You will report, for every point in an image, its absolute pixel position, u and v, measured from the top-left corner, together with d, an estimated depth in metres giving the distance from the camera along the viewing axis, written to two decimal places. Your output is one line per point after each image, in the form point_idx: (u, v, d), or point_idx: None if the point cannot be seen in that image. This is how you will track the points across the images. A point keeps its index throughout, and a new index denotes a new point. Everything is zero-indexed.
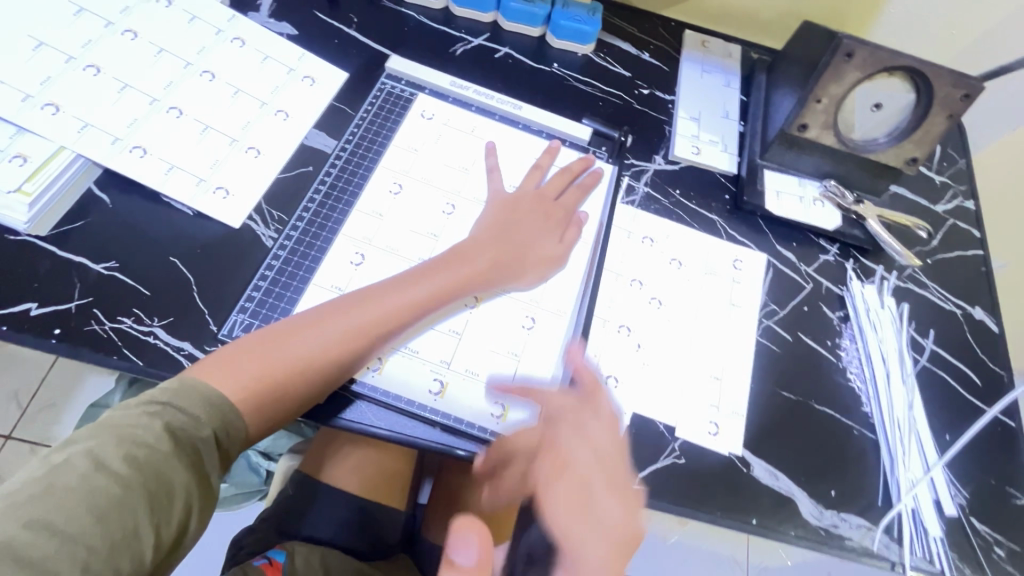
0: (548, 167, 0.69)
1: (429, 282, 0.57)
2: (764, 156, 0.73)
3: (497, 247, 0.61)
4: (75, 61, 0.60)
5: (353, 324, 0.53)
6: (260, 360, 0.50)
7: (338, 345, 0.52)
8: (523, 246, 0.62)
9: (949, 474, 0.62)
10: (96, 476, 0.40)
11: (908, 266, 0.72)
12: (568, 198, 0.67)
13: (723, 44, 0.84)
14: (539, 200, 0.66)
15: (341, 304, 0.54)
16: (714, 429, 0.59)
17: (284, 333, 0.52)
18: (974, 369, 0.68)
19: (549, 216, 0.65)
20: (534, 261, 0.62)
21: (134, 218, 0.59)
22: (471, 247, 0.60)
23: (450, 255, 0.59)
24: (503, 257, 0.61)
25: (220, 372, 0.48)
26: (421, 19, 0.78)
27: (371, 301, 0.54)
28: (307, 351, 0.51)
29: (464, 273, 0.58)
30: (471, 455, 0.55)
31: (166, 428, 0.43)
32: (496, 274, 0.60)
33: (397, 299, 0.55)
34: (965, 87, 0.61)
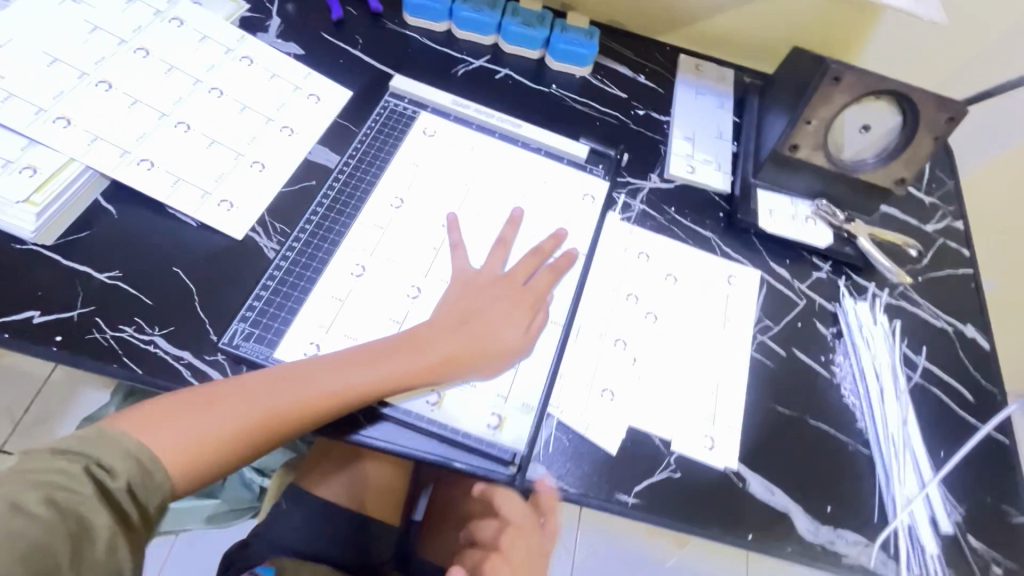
0: (513, 241, 0.65)
1: (383, 364, 0.54)
2: (757, 175, 0.74)
3: (458, 333, 0.57)
4: (88, 77, 0.62)
5: (294, 398, 0.51)
6: (194, 422, 0.48)
7: (273, 416, 0.50)
8: (484, 334, 0.58)
9: (945, 491, 0.62)
10: (13, 518, 0.39)
11: (899, 284, 0.73)
12: (540, 280, 0.63)
13: (716, 67, 0.86)
14: (506, 283, 0.62)
15: (289, 372, 0.52)
16: (710, 443, 0.60)
17: (223, 397, 0.50)
18: (967, 386, 0.69)
19: (517, 300, 0.61)
20: (499, 350, 0.58)
21: (139, 229, 0.61)
22: (434, 331, 0.57)
23: (412, 335, 0.56)
24: (465, 345, 0.57)
25: (151, 428, 0.47)
26: (424, 41, 0.80)
27: (318, 378, 0.52)
28: (239, 419, 0.49)
29: (422, 357, 0.55)
30: (468, 468, 0.55)
31: (84, 473, 0.42)
32: (458, 362, 0.56)
33: (348, 380, 0.52)
34: (949, 111, 0.63)
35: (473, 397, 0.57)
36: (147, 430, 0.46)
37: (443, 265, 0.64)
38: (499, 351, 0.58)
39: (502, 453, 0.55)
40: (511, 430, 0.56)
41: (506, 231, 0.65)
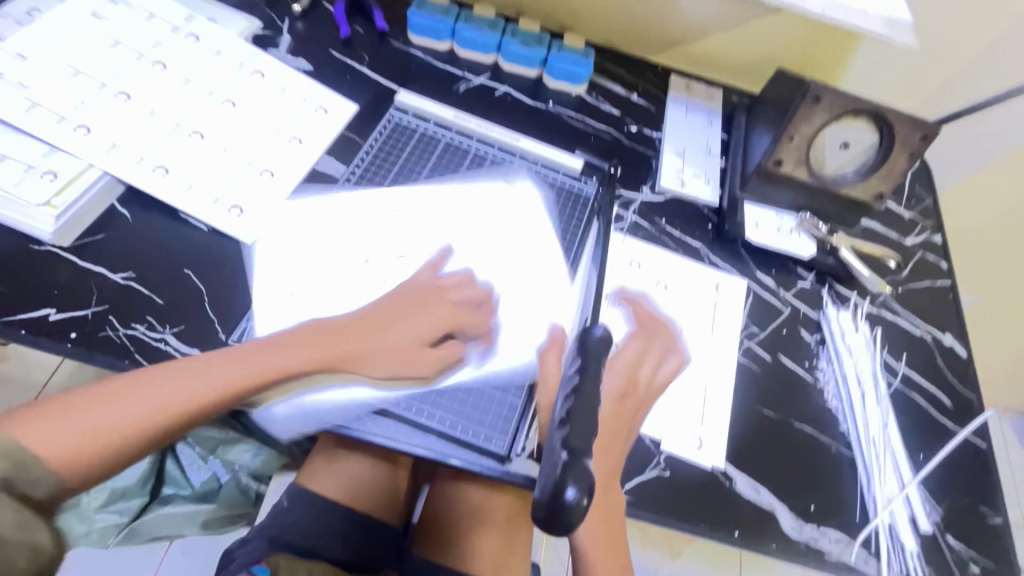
0: (449, 254, 0.67)
1: (285, 355, 0.54)
2: (744, 189, 0.78)
3: (374, 327, 0.58)
4: (107, 88, 0.65)
5: (194, 390, 0.51)
6: (73, 420, 0.47)
7: (179, 407, 0.50)
8: (398, 334, 0.58)
9: (924, 492, 0.64)
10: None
11: (880, 294, 0.77)
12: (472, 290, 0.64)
13: (705, 87, 0.90)
14: (436, 290, 0.62)
15: (186, 366, 0.52)
16: (698, 443, 0.62)
17: (127, 390, 0.49)
18: (946, 392, 0.71)
19: (438, 306, 0.61)
20: (410, 348, 0.58)
21: (152, 232, 0.63)
22: (340, 326, 0.58)
23: (326, 327, 0.57)
24: (372, 342, 0.58)
25: (29, 426, 0.46)
26: (427, 58, 0.84)
27: (208, 370, 0.52)
28: (128, 414, 0.48)
29: (343, 350, 0.56)
30: (463, 463, 0.57)
31: None
32: (355, 357, 0.57)
33: (246, 369, 0.53)
34: (922, 130, 0.67)
35: (472, 396, 0.60)
36: (29, 427, 0.45)
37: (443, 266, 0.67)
38: (418, 356, 0.58)
39: (498, 447, 0.58)
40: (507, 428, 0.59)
41: (443, 247, 0.67)
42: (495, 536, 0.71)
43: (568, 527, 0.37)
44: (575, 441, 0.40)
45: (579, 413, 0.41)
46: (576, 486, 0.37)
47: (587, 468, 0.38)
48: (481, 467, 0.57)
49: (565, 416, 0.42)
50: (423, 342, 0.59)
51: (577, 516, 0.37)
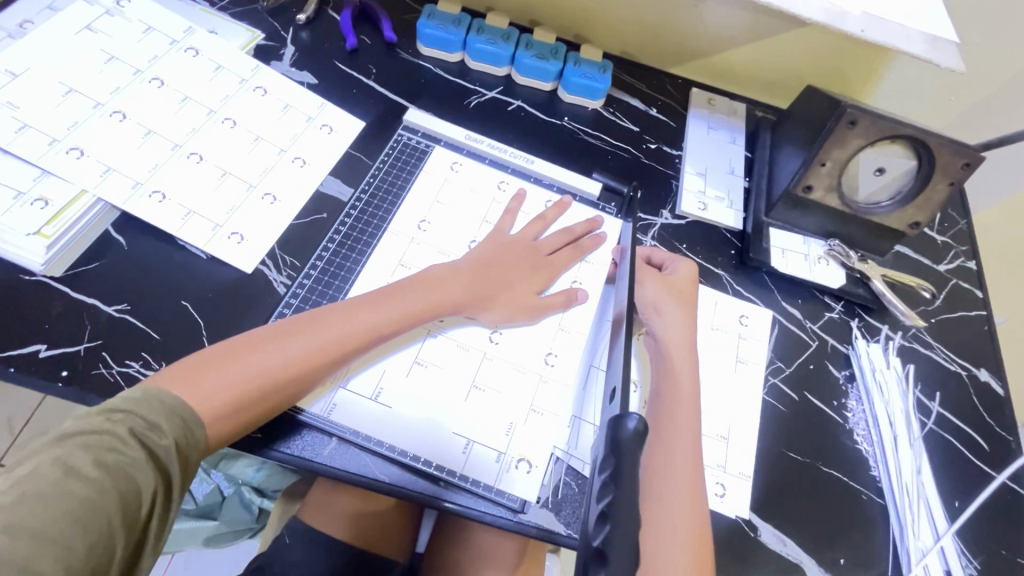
0: (552, 220, 0.70)
1: (403, 300, 0.57)
2: (769, 214, 0.74)
3: (479, 276, 0.62)
4: (102, 107, 0.62)
5: (332, 335, 0.53)
6: (223, 372, 0.48)
7: (329, 347, 0.52)
8: (501, 283, 0.63)
9: (960, 543, 0.60)
10: (69, 483, 0.40)
11: (913, 326, 0.73)
12: (561, 256, 0.67)
13: (729, 102, 0.86)
14: (529, 249, 0.66)
15: (311, 318, 0.53)
16: (721, 491, 0.59)
17: (262, 342, 0.51)
18: (982, 434, 0.68)
19: (536, 265, 0.66)
20: (520, 302, 0.63)
21: (149, 261, 0.60)
22: (447, 272, 0.61)
23: (433, 273, 0.60)
24: (479, 288, 0.61)
25: (186, 382, 0.47)
26: (437, 71, 0.80)
27: (344, 316, 0.54)
28: (275, 363, 0.50)
29: (459, 296, 0.60)
30: (473, 514, 0.54)
31: (130, 434, 0.43)
32: (466, 303, 0.60)
33: (376, 314, 0.55)
34: (965, 156, 0.62)
35: (484, 441, 0.57)
36: (182, 385, 0.47)
37: None
38: (523, 303, 0.63)
39: (511, 500, 0.54)
40: (521, 477, 0.55)
41: (543, 217, 0.69)
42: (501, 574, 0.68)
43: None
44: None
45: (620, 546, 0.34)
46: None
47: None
48: (491, 518, 0.54)
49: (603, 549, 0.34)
50: (528, 296, 0.63)
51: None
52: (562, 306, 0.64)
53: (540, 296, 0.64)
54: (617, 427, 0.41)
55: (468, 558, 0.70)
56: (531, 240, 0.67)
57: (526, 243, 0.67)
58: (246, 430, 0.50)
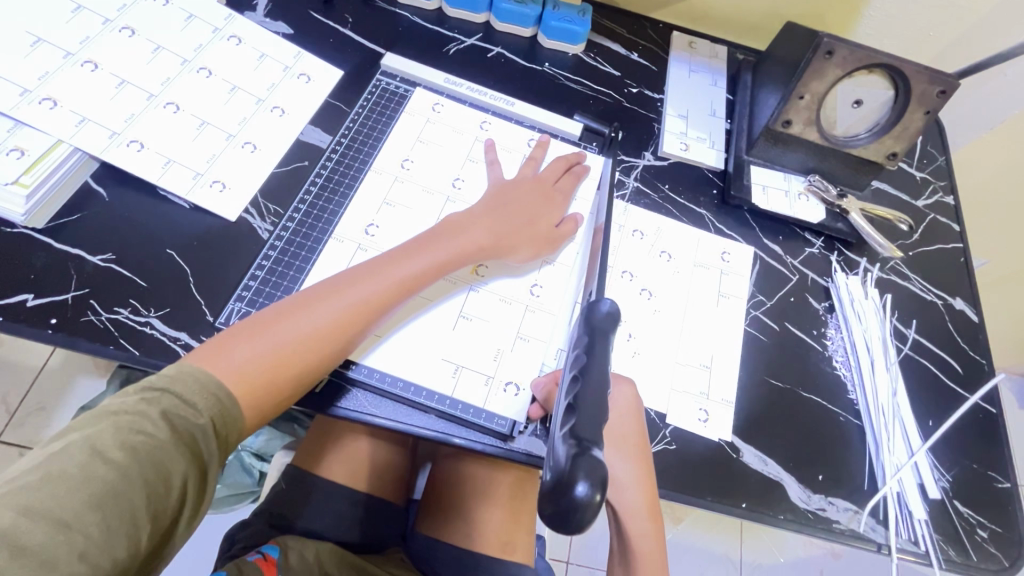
0: (541, 159, 0.70)
1: (422, 255, 0.56)
2: (750, 152, 0.75)
3: (498, 220, 0.61)
4: (73, 57, 0.61)
5: (357, 300, 0.52)
6: (255, 345, 0.49)
7: (357, 311, 0.52)
8: (521, 221, 0.62)
9: (933, 459, 0.63)
10: (95, 465, 0.39)
11: (891, 258, 0.74)
12: (565, 184, 0.68)
13: (709, 44, 0.86)
14: (535, 186, 0.66)
15: (334, 284, 0.53)
16: (704, 416, 0.61)
17: (289, 313, 0.51)
18: (956, 358, 0.70)
19: (544, 198, 0.65)
20: (535, 241, 0.63)
21: (131, 211, 0.60)
22: (462, 223, 0.60)
23: (450, 225, 0.59)
24: (500, 231, 0.61)
25: (219, 358, 0.47)
26: (414, 19, 0.79)
27: (366, 279, 0.54)
28: (304, 332, 0.50)
29: (478, 247, 0.59)
30: (465, 442, 0.56)
31: (164, 416, 0.42)
32: (487, 249, 0.60)
33: (398, 271, 0.55)
34: (940, 83, 0.63)
35: (474, 370, 0.58)
36: (215, 362, 0.47)
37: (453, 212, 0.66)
38: (543, 234, 0.63)
39: (500, 426, 0.56)
40: (508, 406, 0.57)
41: (532, 157, 0.69)
42: (496, 508, 0.71)
43: (579, 523, 0.36)
44: (583, 432, 0.40)
45: (586, 400, 0.42)
46: (588, 480, 0.37)
47: (600, 460, 0.38)
48: (481, 445, 0.56)
49: (572, 402, 0.42)
50: (542, 232, 0.64)
51: (591, 512, 0.36)
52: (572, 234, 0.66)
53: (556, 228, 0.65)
54: (592, 310, 0.50)
55: (463, 499, 0.72)
56: (533, 177, 0.67)
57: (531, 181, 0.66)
58: (289, 400, 0.51)
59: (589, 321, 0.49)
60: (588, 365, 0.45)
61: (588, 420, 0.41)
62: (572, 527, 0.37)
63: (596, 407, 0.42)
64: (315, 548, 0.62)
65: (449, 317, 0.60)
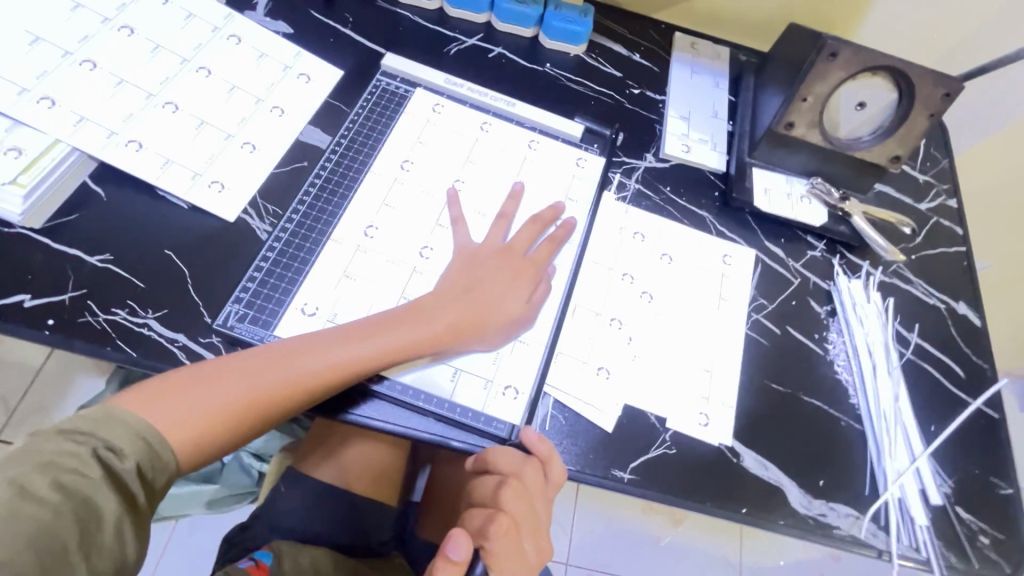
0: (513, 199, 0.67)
1: (386, 336, 0.54)
2: (752, 154, 0.74)
3: (466, 302, 0.58)
4: (72, 56, 0.61)
5: (306, 370, 0.51)
6: (192, 398, 0.48)
7: (303, 381, 0.51)
8: (490, 303, 0.58)
9: (935, 464, 0.63)
10: (22, 505, 0.39)
11: (893, 262, 0.74)
12: (542, 252, 0.63)
13: (712, 45, 0.85)
14: (507, 255, 0.62)
15: (291, 347, 0.52)
16: (704, 420, 0.60)
17: (240, 369, 0.50)
18: (959, 362, 0.69)
19: (518, 264, 0.62)
20: (505, 324, 0.59)
21: (130, 211, 0.60)
22: (430, 302, 0.57)
23: (421, 305, 0.57)
24: (470, 316, 0.57)
25: (155, 403, 0.47)
26: (415, 19, 0.79)
27: (321, 349, 0.52)
28: (244, 392, 0.50)
29: (445, 330, 0.56)
30: (465, 447, 0.55)
31: (91, 455, 0.42)
32: (452, 339, 0.56)
33: (353, 351, 0.53)
34: (945, 86, 0.63)
35: (473, 370, 0.58)
36: (148, 406, 0.47)
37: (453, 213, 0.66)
38: (512, 319, 0.59)
39: (500, 430, 0.56)
40: (507, 408, 0.57)
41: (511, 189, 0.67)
42: None
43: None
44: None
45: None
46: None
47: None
48: (479, 448, 0.56)
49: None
50: (515, 315, 0.59)
51: None
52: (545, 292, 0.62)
53: (527, 306, 0.60)
54: None
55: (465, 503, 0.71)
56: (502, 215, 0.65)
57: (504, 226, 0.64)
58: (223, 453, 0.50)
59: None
60: None
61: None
62: None
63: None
64: (313, 557, 0.62)
65: None
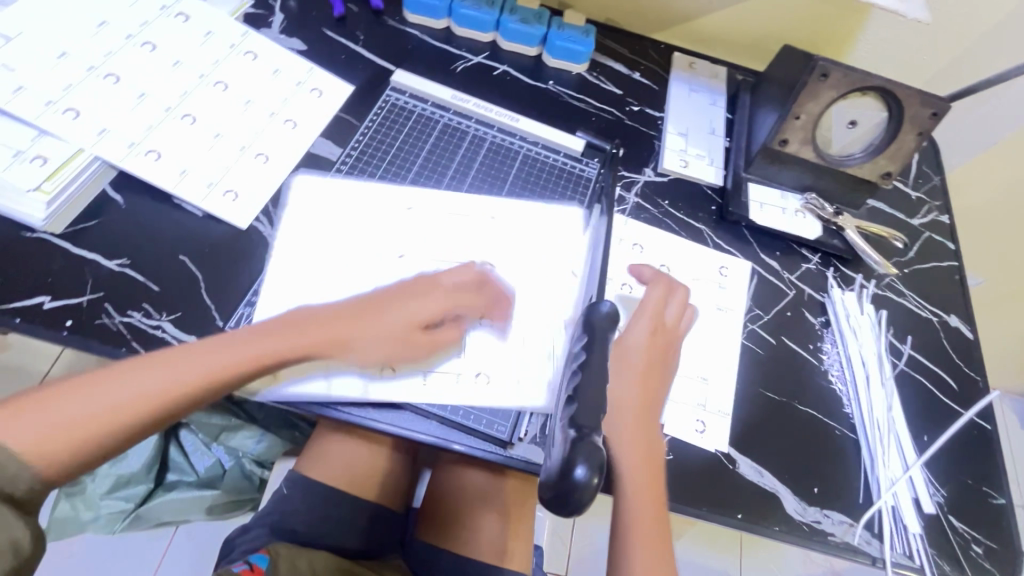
0: (462, 237, 0.65)
1: (260, 344, 0.52)
2: (748, 169, 0.77)
3: (355, 317, 0.56)
4: (96, 70, 0.64)
5: (192, 372, 0.48)
6: (50, 413, 0.44)
7: (183, 388, 0.48)
8: (387, 316, 0.57)
9: (928, 474, 0.64)
10: None
11: (886, 275, 0.76)
12: (466, 288, 0.60)
13: (710, 65, 0.88)
14: (422, 278, 0.60)
15: (165, 352, 0.49)
16: (701, 427, 0.62)
17: (107, 378, 0.46)
18: (951, 374, 0.71)
19: (423, 288, 0.59)
20: (423, 333, 0.58)
21: (147, 217, 0.62)
22: (323, 313, 0.56)
23: (303, 313, 0.56)
24: (356, 326, 0.56)
25: (13, 420, 0.42)
26: (423, 38, 0.82)
27: (203, 354, 0.49)
28: (128, 401, 0.46)
29: (344, 338, 0.55)
30: (465, 449, 0.57)
31: None
32: (353, 341, 0.56)
33: (248, 352, 0.51)
34: (932, 106, 0.65)
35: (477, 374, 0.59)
36: (1, 425, 0.42)
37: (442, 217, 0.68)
38: (411, 341, 0.57)
39: (500, 432, 0.57)
40: (507, 412, 0.58)
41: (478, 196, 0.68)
42: (496, 514, 0.72)
43: (577, 505, 0.40)
44: (583, 420, 0.43)
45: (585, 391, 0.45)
46: (586, 464, 0.40)
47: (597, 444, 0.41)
48: (480, 451, 0.57)
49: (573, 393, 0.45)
50: (433, 327, 0.58)
51: (588, 495, 0.40)
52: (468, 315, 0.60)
53: (439, 325, 0.59)
54: (593, 311, 0.50)
55: (468, 503, 0.72)
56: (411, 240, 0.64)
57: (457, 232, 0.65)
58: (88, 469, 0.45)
59: (590, 320, 0.50)
60: (587, 362, 0.47)
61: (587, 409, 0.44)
62: (572, 506, 0.40)
63: (595, 398, 0.44)
64: (307, 558, 0.62)
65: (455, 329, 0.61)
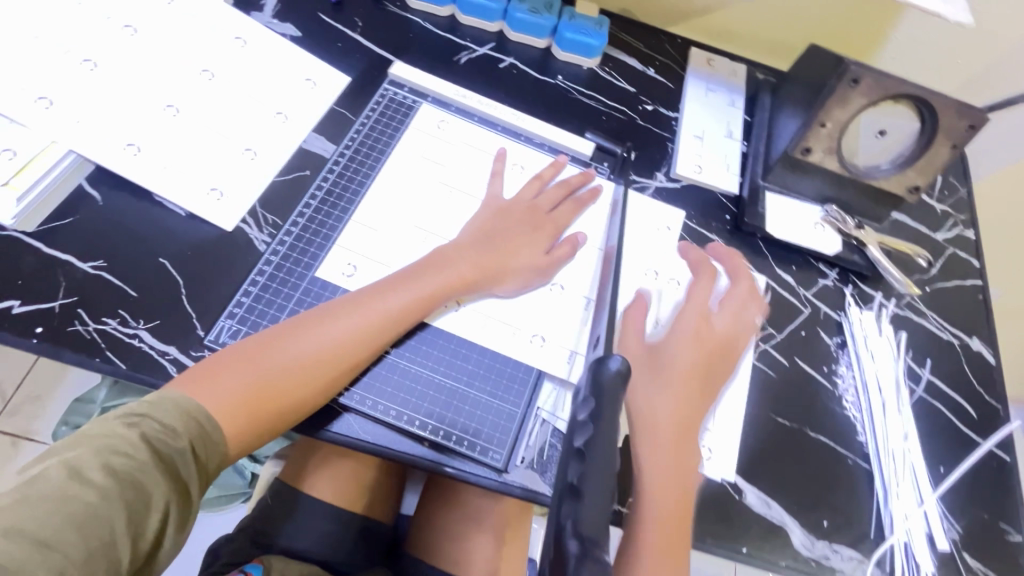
0: (550, 179, 0.68)
1: (405, 290, 0.55)
2: (766, 177, 0.72)
3: (487, 247, 0.60)
4: (72, 55, 0.59)
5: (354, 329, 0.52)
6: (243, 373, 0.49)
7: (339, 344, 0.51)
8: (512, 250, 0.61)
9: (943, 507, 0.61)
10: (70, 484, 0.39)
11: (907, 294, 0.72)
12: (563, 210, 0.66)
13: (728, 62, 0.83)
14: (531, 210, 0.65)
15: (322, 313, 0.53)
16: (707, 454, 0.58)
17: (288, 342, 0.51)
18: (971, 402, 0.67)
19: (539, 224, 0.64)
20: (532, 265, 0.62)
21: (125, 216, 0.58)
22: (453, 251, 0.59)
23: (433, 258, 0.58)
24: (487, 259, 0.60)
25: (206, 383, 0.48)
26: (426, 25, 0.77)
27: (358, 308, 0.53)
28: (302, 359, 0.50)
29: (474, 276, 0.58)
30: (459, 473, 0.54)
31: (142, 437, 0.43)
32: (476, 282, 0.59)
33: (384, 306, 0.54)
34: (969, 118, 0.61)
35: (473, 395, 0.57)
36: (199, 389, 0.47)
37: (440, 229, 0.64)
38: (533, 263, 0.62)
39: (494, 460, 0.54)
40: (503, 437, 0.55)
41: (539, 175, 0.68)
42: (487, 537, 0.69)
43: None
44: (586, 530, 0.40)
45: (591, 486, 0.43)
46: None
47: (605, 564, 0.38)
48: (474, 477, 0.54)
49: (577, 486, 0.43)
50: (537, 258, 0.62)
51: None
52: (570, 254, 0.64)
53: (548, 253, 0.63)
54: (600, 368, 0.49)
55: (459, 521, 0.70)
56: (530, 200, 0.66)
57: (552, 232, 0.65)
58: (271, 434, 0.50)
59: (598, 380, 0.48)
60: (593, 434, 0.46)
61: (589, 518, 0.41)
62: None
63: (597, 493, 0.42)
64: (299, 568, 0.61)
65: (453, 346, 0.58)
